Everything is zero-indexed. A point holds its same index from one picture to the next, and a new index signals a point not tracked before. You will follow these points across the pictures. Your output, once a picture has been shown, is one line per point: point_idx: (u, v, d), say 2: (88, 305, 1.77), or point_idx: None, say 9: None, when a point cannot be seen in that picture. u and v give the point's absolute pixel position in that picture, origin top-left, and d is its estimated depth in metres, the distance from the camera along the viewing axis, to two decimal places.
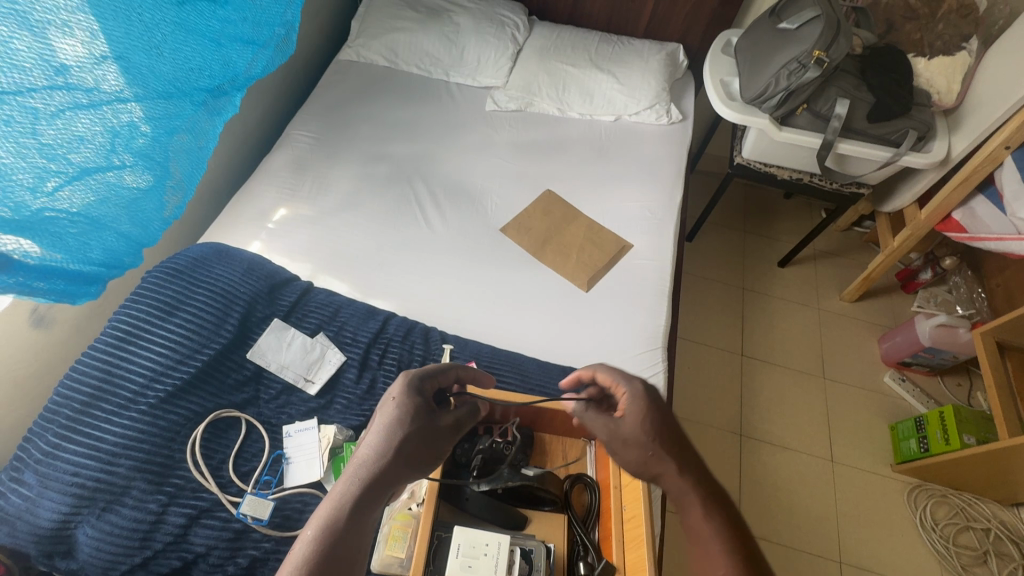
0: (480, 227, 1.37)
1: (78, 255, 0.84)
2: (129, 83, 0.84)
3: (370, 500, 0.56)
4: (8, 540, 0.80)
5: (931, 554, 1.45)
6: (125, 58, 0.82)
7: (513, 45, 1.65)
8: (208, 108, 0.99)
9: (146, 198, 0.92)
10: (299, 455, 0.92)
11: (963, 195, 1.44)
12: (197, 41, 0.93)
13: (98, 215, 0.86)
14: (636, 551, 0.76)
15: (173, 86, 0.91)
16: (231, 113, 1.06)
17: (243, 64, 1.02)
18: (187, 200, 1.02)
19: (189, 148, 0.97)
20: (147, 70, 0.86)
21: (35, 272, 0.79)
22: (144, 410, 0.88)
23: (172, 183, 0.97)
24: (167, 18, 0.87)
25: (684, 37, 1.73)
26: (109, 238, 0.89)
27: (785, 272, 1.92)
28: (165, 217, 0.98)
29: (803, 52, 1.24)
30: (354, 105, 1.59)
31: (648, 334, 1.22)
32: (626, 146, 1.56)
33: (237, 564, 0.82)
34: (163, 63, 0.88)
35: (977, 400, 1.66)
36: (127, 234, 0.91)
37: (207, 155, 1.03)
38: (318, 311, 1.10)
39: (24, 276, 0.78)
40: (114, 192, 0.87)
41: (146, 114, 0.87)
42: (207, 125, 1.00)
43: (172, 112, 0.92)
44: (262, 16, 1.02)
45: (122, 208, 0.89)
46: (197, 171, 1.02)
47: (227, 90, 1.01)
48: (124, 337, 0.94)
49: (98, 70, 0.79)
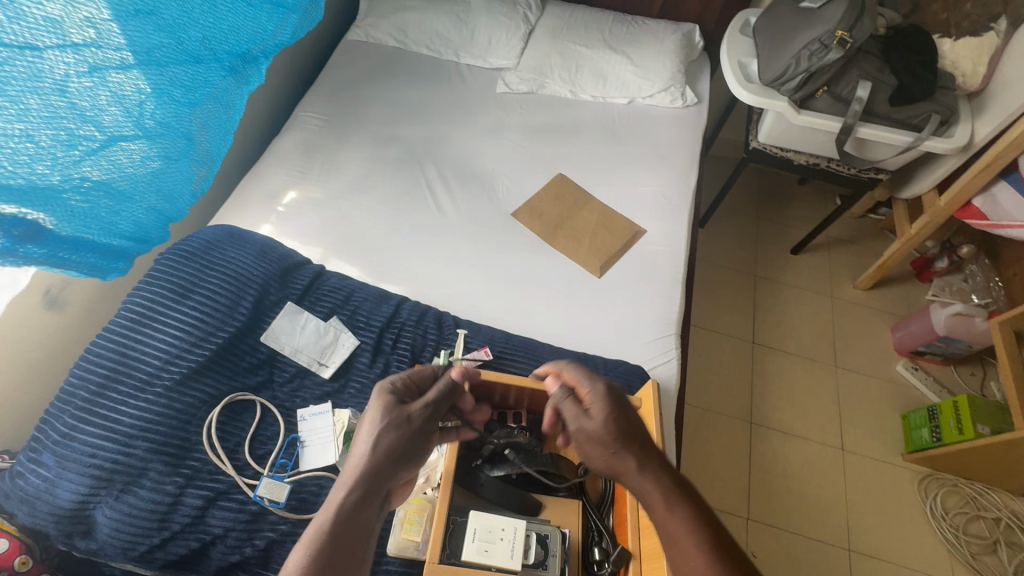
0: (491, 210, 1.35)
1: (107, 228, 0.87)
2: (160, 43, 0.84)
3: (364, 500, 0.60)
4: (29, 519, 0.81)
5: (940, 542, 1.45)
6: (157, 13, 0.82)
7: (525, 24, 1.61)
8: (235, 75, 0.98)
9: (173, 167, 0.93)
10: (314, 439, 0.92)
11: (986, 181, 1.40)
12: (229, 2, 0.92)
13: (126, 187, 0.87)
14: (651, 538, 0.76)
15: (204, 48, 0.91)
16: (258, 80, 1.05)
17: (272, 29, 1.03)
18: (213, 172, 1.03)
19: (217, 118, 0.98)
20: (180, 28, 0.87)
21: (64, 243, 0.81)
22: (159, 392, 0.88)
23: (198, 154, 0.97)
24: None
25: (701, 16, 1.68)
26: (138, 209, 0.90)
27: (798, 259, 1.90)
28: (192, 190, 0.99)
29: (826, 32, 1.20)
30: (363, 86, 1.57)
31: (662, 320, 1.21)
32: (640, 129, 1.53)
33: (254, 546, 0.82)
34: (197, 23, 0.88)
35: (990, 389, 1.64)
36: (155, 207, 0.93)
37: (232, 127, 1.03)
38: (331, 295, 1.09)
39: (53, 247, 0.80)
40: (143, 160, 0.88)
41: (174, 80, 0.88)
42: (235, 95, 1.00)
43: (201, 78, 0.92)
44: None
45: (149, 179, 0.90)
46: (225, 140, 1.03)
47: (256, 57, 1.01)
48: (138, 319, 0.94)
49: (129, 26, 0.79)
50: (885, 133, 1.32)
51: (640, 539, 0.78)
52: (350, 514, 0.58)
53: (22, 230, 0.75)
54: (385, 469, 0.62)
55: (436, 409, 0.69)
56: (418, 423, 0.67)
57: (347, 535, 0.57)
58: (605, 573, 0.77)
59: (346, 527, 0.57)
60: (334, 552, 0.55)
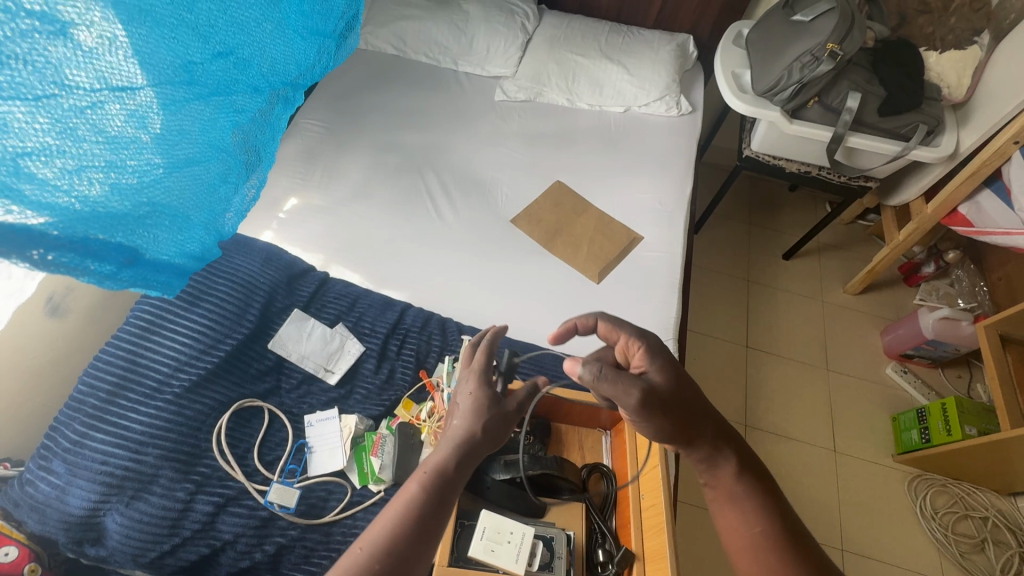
0: (491, 217, 1.37)
1: (178, 248, 0.86)
2: (232, 78, 0.87)
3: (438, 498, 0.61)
4: (39, 527, 0.81)
5: (930, 541, 1.48)
6: (234, 53, 0.86)
7: (523, 34, 1.64)
8: (282, 100, 1.02)
9: (227, 187, 0.94)
10: (321, 445, 0.93)
11: (970, 189, 1.43)
12: (288, 33, 0.97)
13: (192, 211, 0.87)
14: (655, 539, 0.77)
15: (263, 79, 0.94)
16: (301, 103, 1.10)
17: (318, 54, 1.07)
18: (262, 186, 1.06)
19: (260, 139, 0.99)
20: (250, 63, 0.90)
21: (149, 267, 0.81)
22: (169, 400, 0.89)
23: (249, 174, 0.99)
24: (271, 16, 0.91)
25: (695, 27, 1.72)
26: (203, 233, 0.90)
27: (791, 264, 1.93)
28: (245, 208, 1.02)
29: (817, 45, 1.24)
30: (364, 94, 1.58)
31: (660, 325, 1.23)
32: (637, 138, 1.56)
33: (264, 551, 0.83)
34: (262, 57, 0.92)
35: (977, 391, 1.68)
36: (215, 229, 0.93)
37: (274, 149, 1.06)
38: (336, 302, 1.10)
39: (142, 270, 0.80)
40: (207, 181, 0.88)
41: (239, 105, 0.91)
42: (281, 119, 1.04)
43: (258, 104, 0.95)
44: (330, 8, 1.05)
45: (207, 198, 0.89)
46: (268, 162, 1.05)
47: (299, 83, 1.05)
48: (146, 327, 0.95)
49: (212, 65, 0.83)
50: (875, 143, 1.35)
51: (643, 541, 0.80)
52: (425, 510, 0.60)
53: (124, 256, 0.76)
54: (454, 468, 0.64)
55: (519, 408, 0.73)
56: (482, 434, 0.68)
57: (445, 494, 0.62)
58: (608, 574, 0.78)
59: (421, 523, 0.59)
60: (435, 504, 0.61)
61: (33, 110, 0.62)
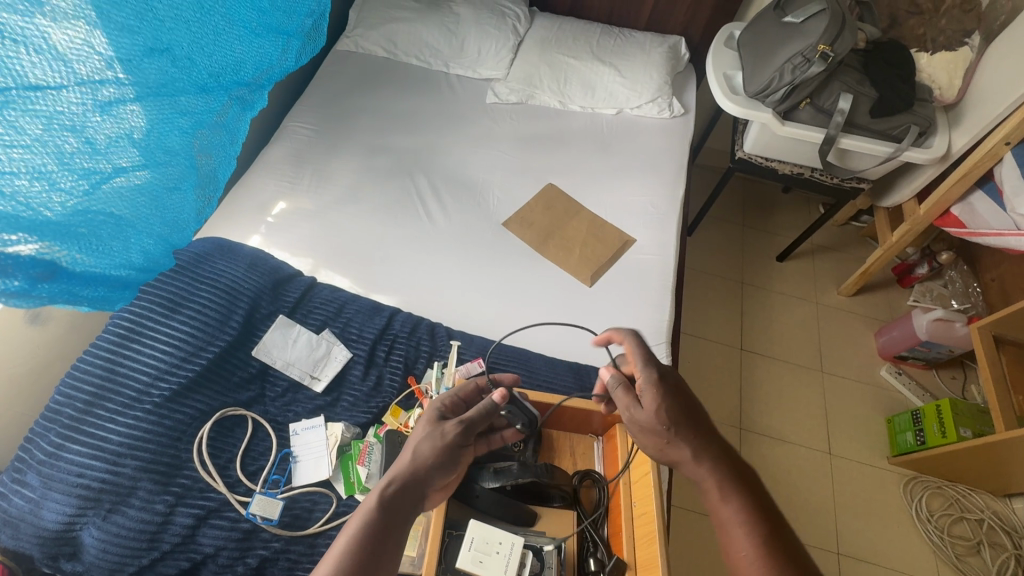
0: (482, 220, 1.36)
1: (119, 261, 0.87)
2: (171, 75, 0.85)
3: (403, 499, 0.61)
4: (12, 542, 0.79)
5: (926, 544, 1.47)
6: (170, 50, 0.84)
7: (514, 36, 1.63)
8: (238, 101, 1.00)
9: (176, 194, 0.92)
10: (307, 454, 0.91)
11: (963, 190, 1.43)
12: (238, 30, 0.94)
13: (132, 218, 0.86)
14: (648, 548, 0.75)
15: (211, 79, 0.92)
16: (262, 104, 1.07)
17: (276, 55, 1.05)
18: (217, 199, 1.03)
19: (216, 143, 0.97)
20: (190, 61, 0.87)
21: (77, 280, 0.81)
22: (148, 409, 0.87)
23: (203, 180, 0.97)
24: (212, 10, 0.89)
25: (687, 29, 1.71)
26: (145, 241, 0.90)
27: (785, 266, 1.93)
28: (199, 219, 1.00)
29: (808, 46, 1.23)
30: (354, 96, 1.57)
31: (652, 329, 1.22)
32: (629, 140, 1.55)
33: (246, 564, 0.81)
34: (204, 54, 0.89)
35: (971, 393, 1.68)
36: (162, 237, 0.93)
37: (235, 152, 1.03)
38: (322, 308, 1.08)
39: (67, 283, 0.80)
40: (153, 188, 0.87)
41: (183, 108, 0.88)
42: (239, 120, 1.02)
43: (207, 106, 0.92)
44: (295, 6, 1.05)
45: (152, 208, 0.88)
46: (229, 167, 1.03)
47: (258, 83, 1.03)
48: (126, 334, 0.93)
49: (145, 63, 0.80)
50: (867, 144, 1.35)
51: (635, 550, 0.78)
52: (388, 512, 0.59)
53: (38, 271, 0.74)
54: (421, 473, 0.64)
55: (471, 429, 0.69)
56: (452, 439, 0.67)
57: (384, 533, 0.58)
58: None
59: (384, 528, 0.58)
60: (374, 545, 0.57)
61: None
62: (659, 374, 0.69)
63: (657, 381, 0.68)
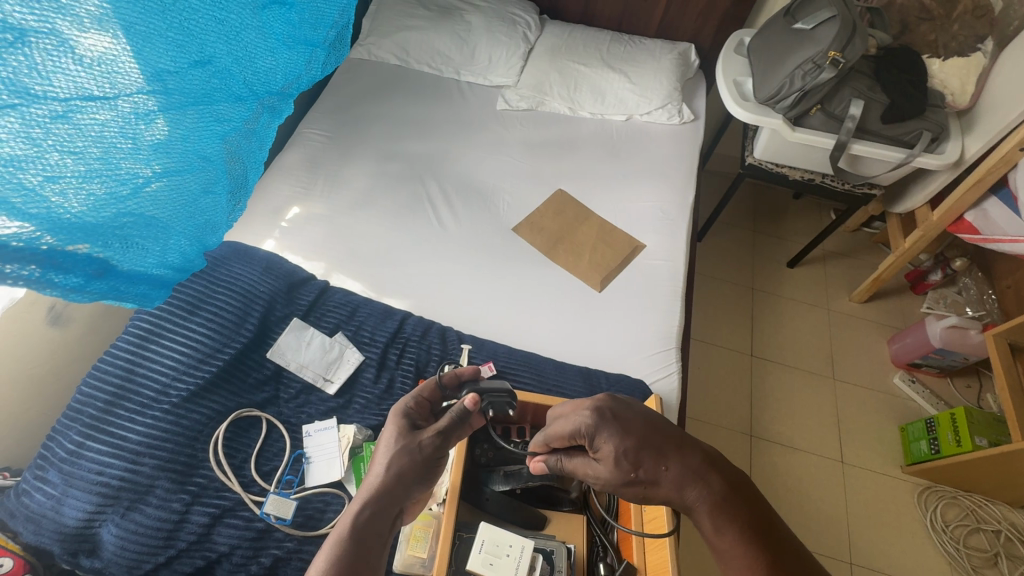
0: (492, 225, 1.37)
1: (158, 260, 0.89)
2: (210, 86, 0.86)
3: (375, 516, 0.62)
4: (34, 538, 0.81)
5: (941, 555, 1.45)
6: (212, 62, 0.85)
7: (525, 44, 1.65)
8: (269, 109, 1.01)
9: (208, 198, 0.93)
10: (319, 455, 0.92)
11: (977, 196, 1.42)
12: (273, 43, 0.95)
13: (172, 221, 0.88)
14: (657, 554, 0.76)
15: (247, 88, 0.93)
16: (291, 112, 1.08)
17: (305, 65, 1.05)
18: (246, 202, 1.05)
19: (245, 149, 0.98)
20: (228, 71, 0.89)
21: (124, 278, 0.83)
22: (166, 409, 0.89)
23: (234, 184, 0.98)
24: (252, 24, 0.89)
25: (696, 36, 1.72)
26: (183, 242, 0.92)
27: (795, 272, 1.92)
28: (229, 220, 1.01)
29: (818, 52, 1.23)
30: (366, 103, 1.59)
31: (663, 334, 1.22)
32: (638, 146, 1.56)
33: (260, 563, 0.82)
34: (243, 65, 0.90)
35: (987, 401, 1.66)
36: (197, 238, 0.95)
37: (262, 158, 1.05)
38: (335, 311, 1.10)
39: (114, 281, 0.82)
40: (190, 191, 0.89)
41: (220, 116, 0.89)
42: (267, 127, 1.03)
43: (240, 114, 0.93)
44: (321, 17, 1.03)
45: (188, 210, 0.90)
46: (256, 172, 1.05)
47: (286, 92, 1.03)
48: (145, 335, 0.96)
49: (188, 74, 0.82)
50: (878, 150, 1.34)
51: (644, 555, 0.78)
52: (362, 531, 0.60)
53: (93, 268, 0.77)
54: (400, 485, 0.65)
55: (448, 439, 0.69)
56: (430, 454, 0.67)
57: (364, 549, 0.59)
58: None
59: (357, 546, 0.59)
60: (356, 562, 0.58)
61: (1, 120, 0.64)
62: (593, 414, 0.60)
63: (595, 421, 0.60)
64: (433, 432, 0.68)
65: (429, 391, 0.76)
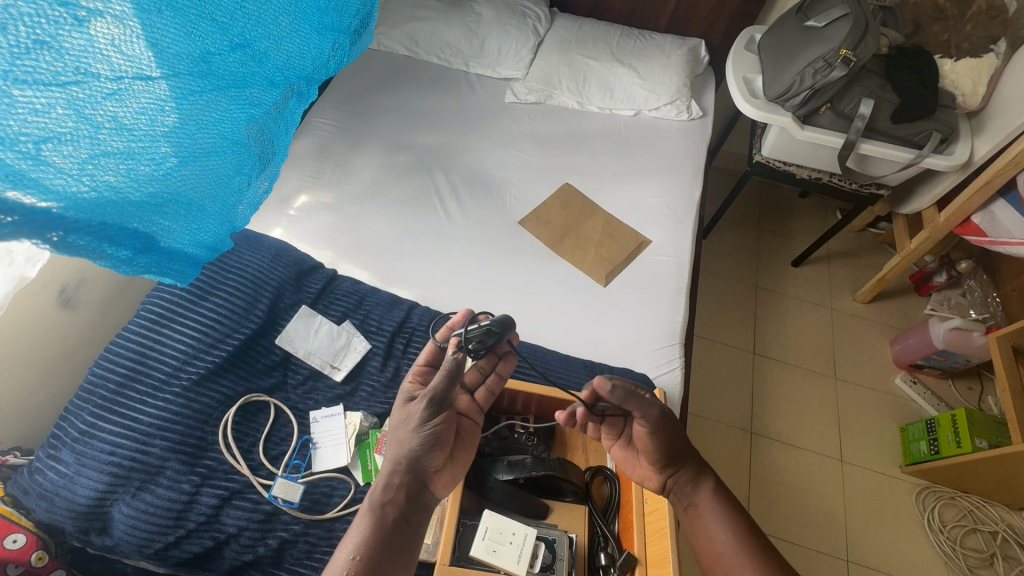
0: (498, 218, 1.37)
1: (193, 239, 0.88)
2: (248, 69, 0.87)
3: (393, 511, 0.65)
4: (46, 515, 0.82)
5: (938, 555, 1.46)
6: (250, 45, 0.86)
7: (535, 36, 1.64)
8: (297, 94, 1.02)
9: (241, 179, 0.93)
10: (326, 441, 0.93)
11: (985, 198, 1.41)
12: (305, 29, 0.96)
13: (207, 202, 0.88)
14: (659, 544, 0.76)
15: (279, 73, 0.94)
16: (315, 98, 1.09)
17: (331, 51, 1.06)
18: (271, 185, 1.05)
19: (273, 133, 0.98)
20: (265, 56, 0.90)
21: (165, 254, 0.83)
22: (177, 392, 0.91)
23: (261, 167, 0.98)
24: (289, 9, 0.91)
25: (706, 32, 1.72)
26: (215, 223, 0.91)
27: (799, 271, 1.92)
28: (255, 203, 1.01)
29: (830, 50, 1.23)
30: (374, 94, 1.59)
31: (665, 330, 1.22)
32: (647, 141, 1.56)
33: (267, 545, 0.83)
34: (278, 51, 0.91)
35: (988, 404, 1.66)
36: (227, 220, 0.94)
37: (287, 143, 1.05)
38: (343, 299, 1.11)
39: (158, 258, 0.82)
40: (222, 174, 0.89)
41: (253, 98, 0.90)
42: (295, 112, 1.04)
43: (271, 97, 0.94)
44: (346, 6, 1.05)
45: (221, 191, 0.90)
46: (282, 157, 1.05)
47: (312, 78, 1.04)
48: (157, 319, 0.97)
49: (227, 57, 0.83)
50: (887, 150, 1.34)
51: (646, 546, 0.80)
52: (377, 520, 0.63)
53: (140, 242, 0.78)
54: (409, 461, 0.68)
55: (439, 402, 0.72)
56: (421, 418, 0.70)
57: (396, 531, 0.64)
58: None
59: (383, 528, 0.63)
60: (383, 544, 0.62)
61: (53, 96, 0.64)
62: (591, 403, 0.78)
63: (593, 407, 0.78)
64: (426, 396, 0.71)
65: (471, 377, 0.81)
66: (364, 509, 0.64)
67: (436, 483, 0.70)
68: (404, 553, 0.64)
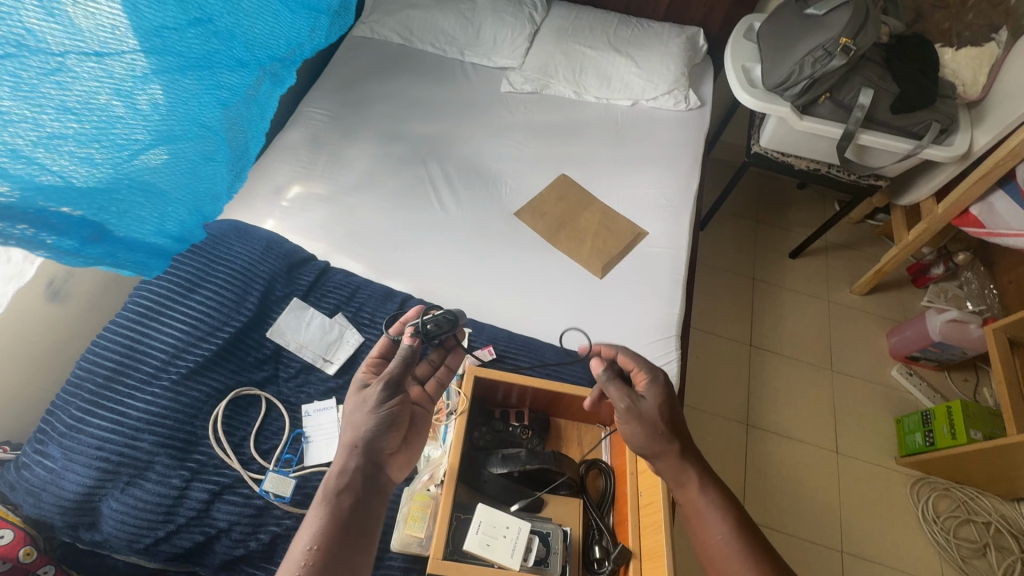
0: (493, 209, 1.36)
1: (155, 228, 0.87)
2: (213, 48, 0.85)
3: (357, 501, 0.64)
4: (34, 510, 0.82)
5: (931, 545, 1.47)
6: (212, 22, 0.83)
7: (530, 24, 1.61)
8: (271, 77, 1.00)
9: (210, 165, 0.92)
10: (319, 435, 0.93)
11: (984, 189, 1.40)
12: (275, 7, 0.93)
13: (170, 188, 0.86)
14: (654, 536, 0.76)
15: (248, 52, 0.91)
16: (293, 81, 1.07)
17: (307, 33, 1.04)
18: (247, 172, 1.03)
19: (246, 118, 0.96)
20: (231, 33, 0.87)
21: (120, 243, 0.82)
22: (167, 385, 0.90)
23: (235, 154, 0.96)
24: None
25: (706, 19, 1.69)
26: (181, 211, 0.90)
27: (796, 263, 1.91)
28: (229, 190, 0.99)
29: (830, 39, 1.21)
30: (368, 83, 1.57)
31: (661, 322, 1.22)
32: (644, 131, 1.54)
33: (259, 539, 0.83)
34: (244, 29, 0.89)
35: (983, 396, 1.66)
36: (196, 208, 0.92)
37: (264, 128, 1.03)
38: (336, 291, 1.09)
39: (110, 247, 0.81)
40: (187, 160, 0.87)
41: (220, 79, 0.88)
42: (270, 96, 1.02)
43: (242, 80, 0.92)
44: None
45: (186, 177, 0.88)
46: (258, 143, 1.03)
47: (287, 60, 1.01)
48: (146, 312, 0.96)
49: (187, 34, 0.80)
50: (887, 141, 1.32)
51: (640, 538, 0.79)
52: (347, 513, 0.63)
53: (88, 232, 0.77)
54: (364, 442, 0.68)
55: (396, 384, 0.73)
56: (378, 399, 0.71)
57: (353, 520, 0.63)
58: (604, 571, 0.78)
59: (350, 519, 0.62)
60: (343, 533, 0.61)
61: None
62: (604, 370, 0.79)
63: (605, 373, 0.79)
64: (382, 379, 0.72)
65: (422, 368, 0.82)
66: (320, 498, 0.63)
67: (391, 466, 0.71)
68: (360, 542, 0.62)
